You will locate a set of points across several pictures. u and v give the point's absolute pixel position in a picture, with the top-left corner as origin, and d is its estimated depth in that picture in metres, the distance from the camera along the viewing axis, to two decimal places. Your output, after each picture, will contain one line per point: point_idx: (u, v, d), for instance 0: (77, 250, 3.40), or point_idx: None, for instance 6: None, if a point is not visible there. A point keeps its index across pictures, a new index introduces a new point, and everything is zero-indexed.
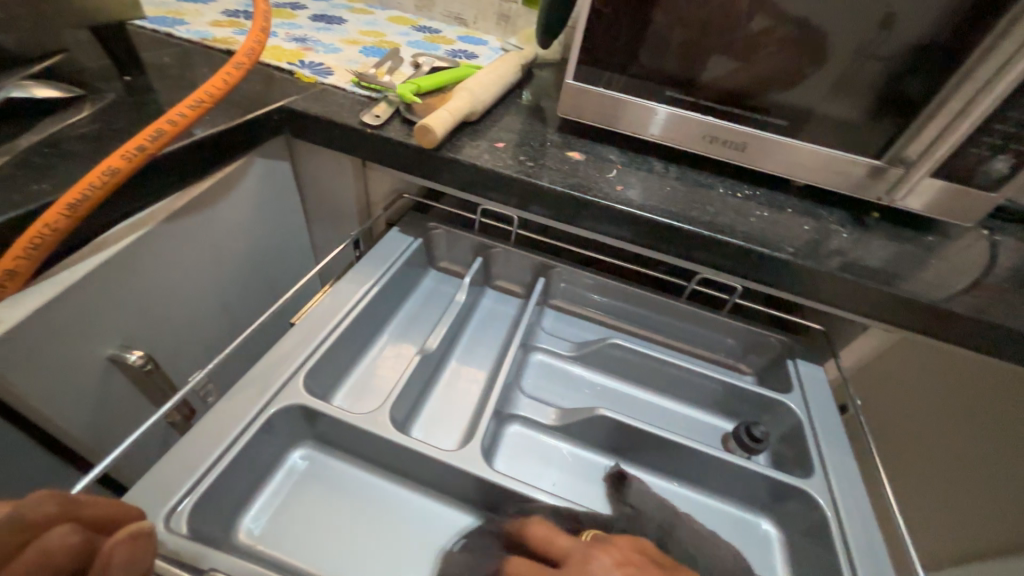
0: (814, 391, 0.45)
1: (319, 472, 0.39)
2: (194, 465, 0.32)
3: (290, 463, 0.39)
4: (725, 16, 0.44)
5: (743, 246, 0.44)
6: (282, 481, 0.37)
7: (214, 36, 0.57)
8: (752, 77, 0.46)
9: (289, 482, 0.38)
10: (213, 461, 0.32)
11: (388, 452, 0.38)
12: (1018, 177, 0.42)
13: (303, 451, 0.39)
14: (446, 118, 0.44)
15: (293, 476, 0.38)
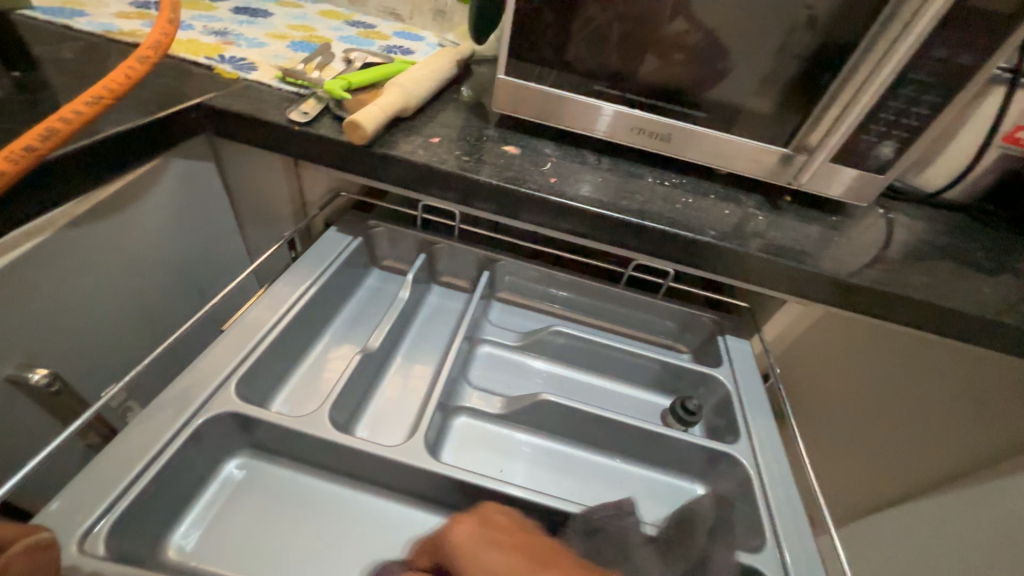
0: (740, 364, 0.49)
1: (257, 480, 0.38)
2: (111, 485, 0.30)
3: (225, 474, 0.37)
4: (651, 19, 0.46)
5: (669, 231, 0.47)
6: (216, 493, 0.36)
7: (121, 29, 0.53)
8: (663, 82, 0.49)
9: (224, 493, 0.36)
10: (134, 479, 0.30)
11: (330, 454, 0.37)
12: (901, 160, 0.47)
13: (239, 460, 0.38)
14: (377, 114, 0.43)
15: (229, 487, 0.37)
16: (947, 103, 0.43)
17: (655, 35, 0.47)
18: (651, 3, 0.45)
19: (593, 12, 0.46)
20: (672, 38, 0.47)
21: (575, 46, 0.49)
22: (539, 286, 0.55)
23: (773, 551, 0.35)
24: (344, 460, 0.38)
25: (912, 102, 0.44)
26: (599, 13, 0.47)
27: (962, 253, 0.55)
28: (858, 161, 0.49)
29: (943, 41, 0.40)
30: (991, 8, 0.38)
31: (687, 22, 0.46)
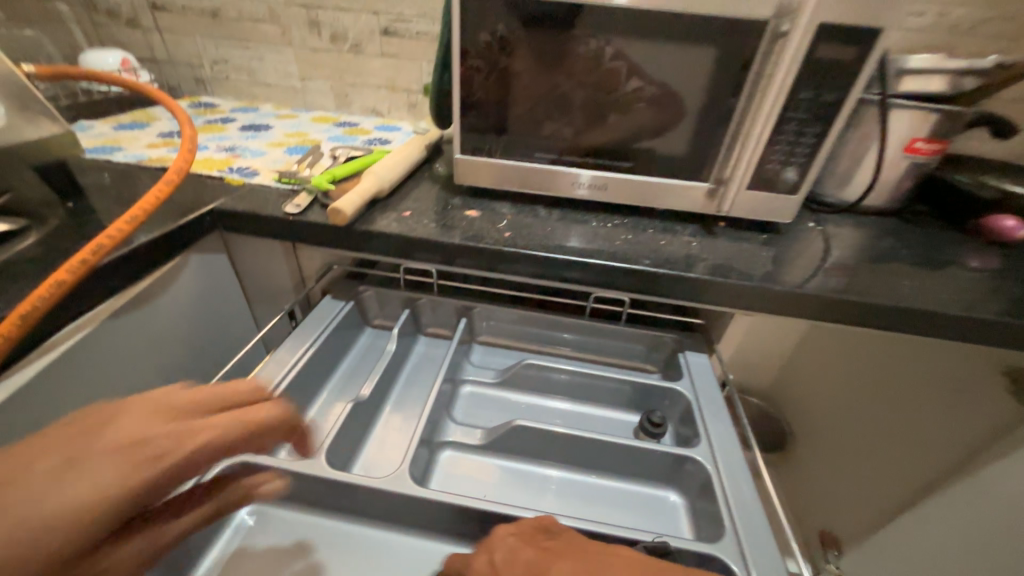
0: (700, 375, 0.54)
1: (266, 523, 0.43)
2: None
3: (238, 520, 0.43)
4: (615, 78, 0.55)
5: (611, 264, 0.54)
6: (230, 538, 0.41)
7: (150, 157, 0.65)
8: (606, 137, 0.58)
9: (240, 534, 0.42)
10: None
11: (327, 491, 0.43)
12: (805, 181, 0.55)
13: (251, 507, 0.43)
14: (356, 199, 0.53)
15: (241, 532, 0.42)
16: (827, 131, 0.52)
17: (616, 93, 0.56)
18: (613, 68, 0.54)
19: (557, 80, 0.56)
20: (629, 95, 0.56)
21: (542, 108, 0.58)
22: (514, 325, 0.62)
23: (731, 538, 0.38)
24: (343, 497, 0.43)
25: (800, 134, 0.52)
26: (567, 80, 0.56)
27: (888, 253, 0.61)
28: (770, 186, 0.57)
29: (807, 85, 0.49)
30: (836, 57, 0.48)
31: (640, 82, 0.54)
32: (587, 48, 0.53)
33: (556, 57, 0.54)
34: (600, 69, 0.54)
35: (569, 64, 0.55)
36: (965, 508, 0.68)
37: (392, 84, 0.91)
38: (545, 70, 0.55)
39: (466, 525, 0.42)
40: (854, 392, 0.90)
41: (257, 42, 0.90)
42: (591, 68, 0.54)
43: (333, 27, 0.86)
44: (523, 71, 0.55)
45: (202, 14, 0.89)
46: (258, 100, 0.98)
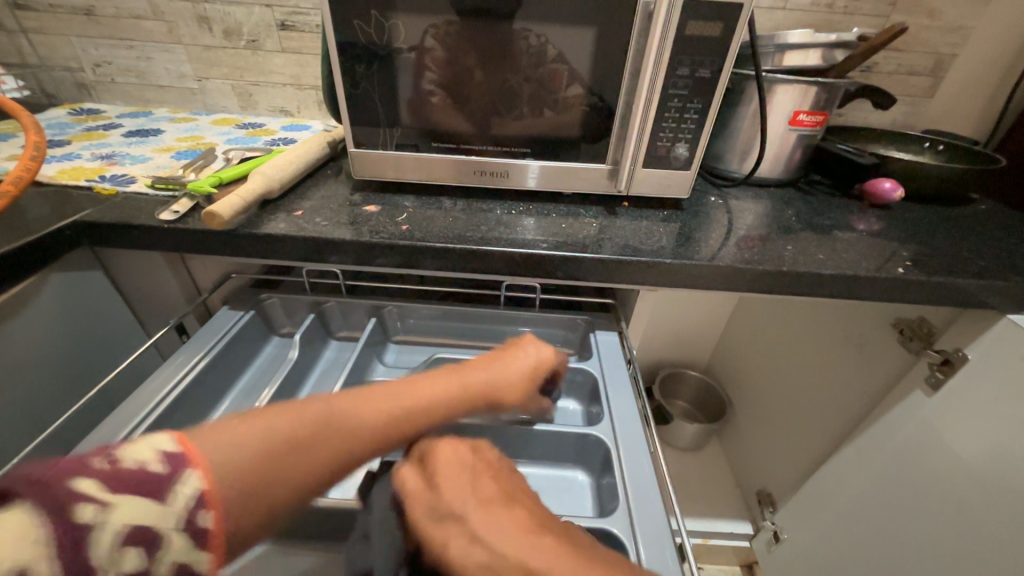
0: (607, 353, 0.55)
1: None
2: None
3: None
4: (559, 82, 0.55)
5: (510, 251, 0.53)
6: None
7: (8, 169, 0.59)
8: (530, 129, 0.58)
9: None
10: None
11: None
12: (696, 156, 0.57)
13: None
14: (236, 202, 0.49)
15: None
16: (708, 106, 0.54)
17: (556, 96, 0.56)
18: (556, 70, 0.54)
19: (505, 76, 0.55)
20: (569, 99, 0.56)
21: (489, 106, 0.57)
22: (428, 321, 0.62)
23: (624, 509, 0.40)
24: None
25: (683, 110, 0.54)
26: (509, 78, 0.55)
27: (781, 221, 0.65)
28: (664, 162, 0.58)
29: (684, 61, 0.51)
30: (704, 34, 0.49)
31: (581, 88, 0.55)
32: (530, 43, 0.52)
33: (500, 52, 0.53)
34: (544, 67, 0.54)
35: (514, 61, 0.54)
36: (863, 460, 0.71)
37: (298, 81, 0.87)
38: (491, 66, 0.54)
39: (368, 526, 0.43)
40: (774, 358, 0.96)
41: (142, 41, 0.84)
42: (534, 63, 0.54)
43: (224, 22, 0.81)
44: (470, 66, 0.54)
45: (75, 13, 0.82)
46: (152, 105, 0.91)
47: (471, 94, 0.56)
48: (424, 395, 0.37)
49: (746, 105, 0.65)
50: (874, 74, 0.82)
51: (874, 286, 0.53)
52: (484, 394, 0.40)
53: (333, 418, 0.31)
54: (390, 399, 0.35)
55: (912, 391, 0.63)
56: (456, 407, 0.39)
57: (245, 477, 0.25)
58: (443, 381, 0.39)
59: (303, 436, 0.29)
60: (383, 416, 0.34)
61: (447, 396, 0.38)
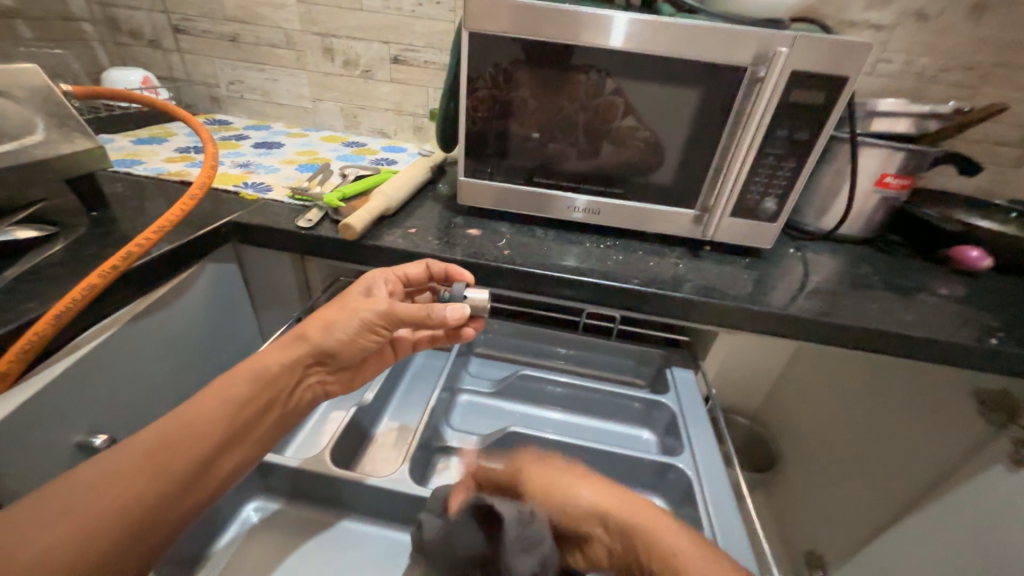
0: (684, 390, 0.58)
1: (275, 517, 0.49)
2: None
3: (244, 516, 0.49)
4: (602, 114, 0.59)
5: (602, 282, 0.57)
6: (236, 531, 0.47)
7: (168, 170, 0.69)
8: (597, 159, 0.63)
9: (243, 531, 0.48)
10: None
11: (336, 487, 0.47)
12: (783, 211, 0.60)
13: (255, 505, 0.50)
14: (364, 217, 0.56)
15: (246, 526, 0.48)
16: (801, 166, 0.57)
17: (609, 125, 0.60)
18: (607, 101, 0.58)
19: (561, 103, 0.60)
20: (622, 130, 0.60)
21: (545, 130, 0.62)
22: (512, 339, 0.67)
23: (709, 537, 0.43)
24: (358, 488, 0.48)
25: (776, 168, 0.57)
26: (564, 106, 0.60)
27: (861, 279, 0.65)
28: (751, 214, 0.61)
29: (783, 125, 0.54)
30: (807, 101, 0.53)
31: (634, 120, 0.59)
32: (588, 78, 0.57)
33: (558, 85, 0.58)
34: (599, 98, 0.58)
35: (572, 90, 0.58)
36: (935, 533, 0.68)
37: (399, 108, 0.96)
38: (544, 94, 0.59)
39: None
40: (834, 415, 0.93)
41: (272, 66, 0.95)
42: (589, 95, 0.58)
43: (345, 54, 0.91)
44: (524, 95, 0.59)
45: (221, 38, 0.94)
46: (270, 119, 1.02)
47: (525, 121, 0.61)
48: (283, 345, 0.45)
49: (831, 164, 0.68)
50: (960, 141, 0.83)
51: (963, 353, 0.54)
52: (326, 330, 0.46)
53: (180, 418, 0.37)
54: (249, 361, 0.44)
55: (992, 465, 0.61)
56: (299, 348, 0.45)
57: (99, 508, 0.31)
58: (289, 334, 0.46)
59: (189, 421, 0.37)
60: (230, 380, 0.41)
61: (292, 343, 0.45)
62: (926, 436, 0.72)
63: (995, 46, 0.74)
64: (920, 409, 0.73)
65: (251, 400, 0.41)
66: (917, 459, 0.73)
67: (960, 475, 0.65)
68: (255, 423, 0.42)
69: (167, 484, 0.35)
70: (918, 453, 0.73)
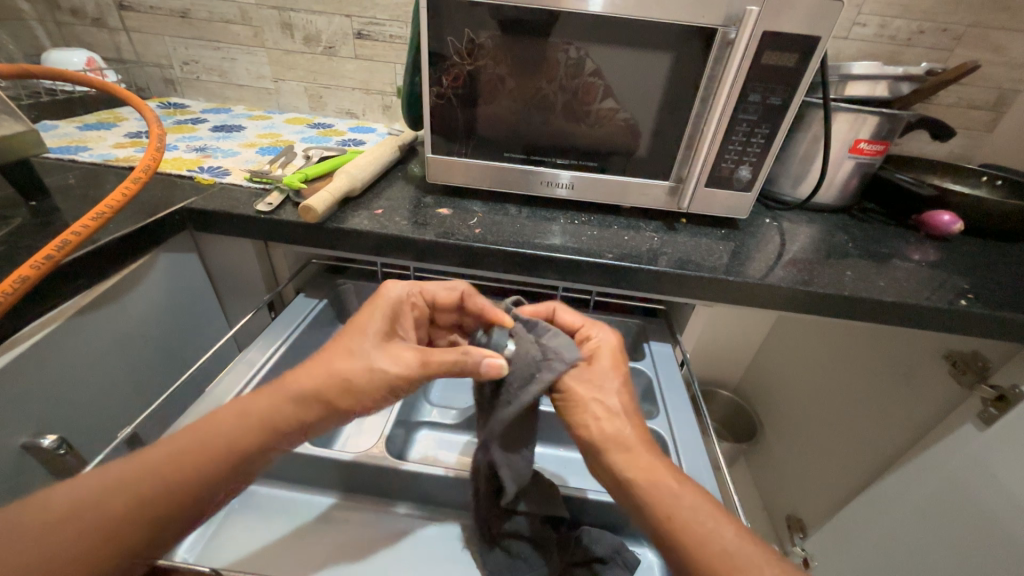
0: (660, 360, 0.59)
1: (260, 500, 0.46)
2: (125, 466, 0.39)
3: None
4: (577, 91, 0.57)
5: (575, 258, 0.56)
6: None
7: (117, 156, 0.65)
8: (573, 135, 0.61)
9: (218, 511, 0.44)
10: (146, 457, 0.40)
11: (312, 467, 0.46)
12: (758, 180, 0.59)
13: None
14: (326, 198, 0.53)
15: None
16: (776, 131, 0.55)
17: (587, 109, 0.59)
18: (585, 84, 0.57)
19: (538, 84, 0.58)
20: (600, 113, 0.59)
21: (519, 108, 0.60)
22: None
23: None
24: (333, 474, 0.47)
25: (751, 134, 0.56)
26: (542, 87, 0.58)
27: (836, 247, 0.65)
28: (727, 183, 0.60)
29: (756, 89, 0.53)
30: (779, 64, 0.51)
31: (613, 104, 0.58)
32: (566, 56, 0.55)
33: (535, 63, 0.56)
34: (578, 78, 0.56)
35: (549, 71, 0.56)
36: (905, 491, 0.70)
37: (366, 87, 0.92)
38: (518, 70, 0.57)
39: (441, 493, 0.47)
40: (813, 385, 0.95)
41: (229, 44, 0.90)
42: (566, 74, 0.56)
43: (306, 30, 0.87)
44: (498, 72, 0.57)
45: (171, 15, 0.88)
46: (230, 102, 0.98)
47: (500, 101, 0.59)
48: (297, 391, 0.37)
49: (807, 131, 0.67)
50: (934, 106, 0.82)
51: (933, 315, 0.54)
52: (351, 390, 0.37)
53: (169, 462, 0.32)
54: (256, 405, 0.36)
55: (961, 424, 0.62)
56: (317, 406, 0.37)
57: (59, 547, 0.28)
58: (305, 378, 0.37)
59: (177, 471, 0.32)
60: (234, 425, 0.35)
61: (302, 395, 0.36)
62: (900, 398, 0.73)
63: (968, 8, 0.73)
64: (895, 373, 0.75)
65: (267, 425, 0.35)
66: (893, 422, 0.74)
67: (931, 435, 0.67)
68: (271, 449, 0.36)
69: (157, 505, 0.31)
70: (893, 415, 0.74)
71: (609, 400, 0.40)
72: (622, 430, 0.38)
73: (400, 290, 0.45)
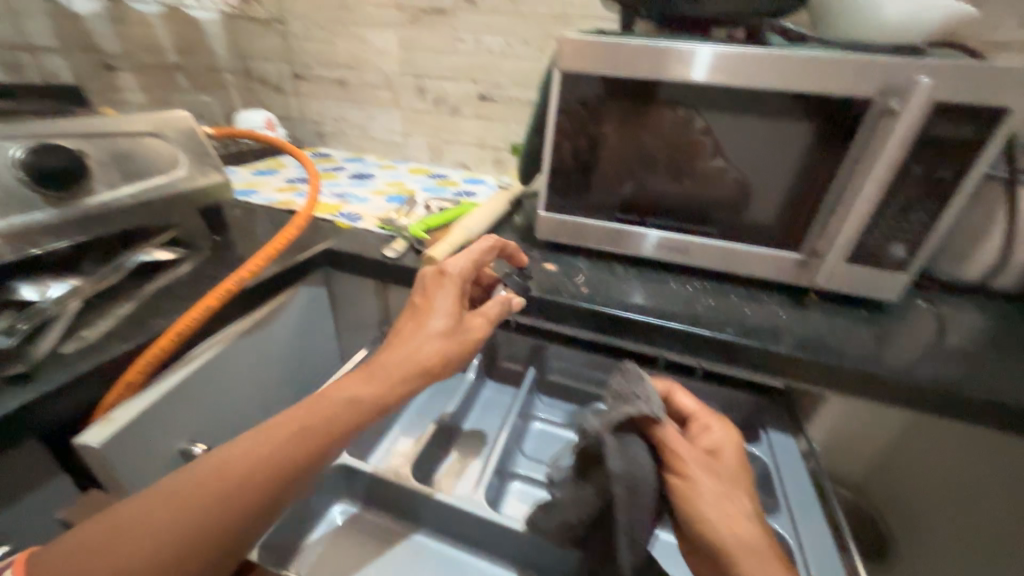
0: (782, 453, 0.52)
1: None
2: None
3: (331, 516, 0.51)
4: (697, 157, 0.56)
5: (687, 331, 0.52)
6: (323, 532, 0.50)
7: (277, 200, 0.76)
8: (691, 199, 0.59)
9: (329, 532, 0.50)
10: None
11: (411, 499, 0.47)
12: (916, 260, 0.51)
13: (342, 506, 0.51)
14: (445, 249, 0.58)
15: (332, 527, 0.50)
16: (942, 208, 0.48)
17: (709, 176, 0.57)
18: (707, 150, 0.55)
19: (652, 150, 0.58)
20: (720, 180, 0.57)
21: (635, 171, 0.60)
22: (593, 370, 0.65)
23: None
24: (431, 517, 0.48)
25: (907, 210, 0.49)
26: (657, 155, 0.58)
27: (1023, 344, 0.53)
28: (873, 261, 0.53)
29: (917, 163, 0.47)
30: (949, 134, 0.45)
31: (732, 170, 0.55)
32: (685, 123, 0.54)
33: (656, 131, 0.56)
34: (695, 145, 0.56)
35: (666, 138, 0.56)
36: None
37: (482, 142, 0.99)
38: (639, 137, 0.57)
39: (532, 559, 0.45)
40: None
41: (372, 105, 1.05)
42: (688, 142, 0.56)
43: (436, 93, 0.97)
44: (615, 138, 0.58)
45: (331, 82, 1.05)
46: (365, 153, 1.12)
47: (617, 166, 0.60)
48: (397, 370, 0.39)
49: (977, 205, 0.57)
50: None
51: None
52: (443, 363, 0.41)
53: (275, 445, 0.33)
54: (362, 392, 0.38)
55: None
56: (411, 385, 0.40)
57: (177, 533, 0.29)
58: (401, 361, 0.40)
59: (293, 452, 0.33)
60: (341, 408, 0.36)
61: (403, 375, 0.39)
62: None
63: None
64: None
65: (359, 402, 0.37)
66: None
67: None
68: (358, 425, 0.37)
69: (261, 487, 0.32)
70: None
71: (741, 498, 0.35)
72: (757, 539, 0.33)
73: (463, 265, 0.46)
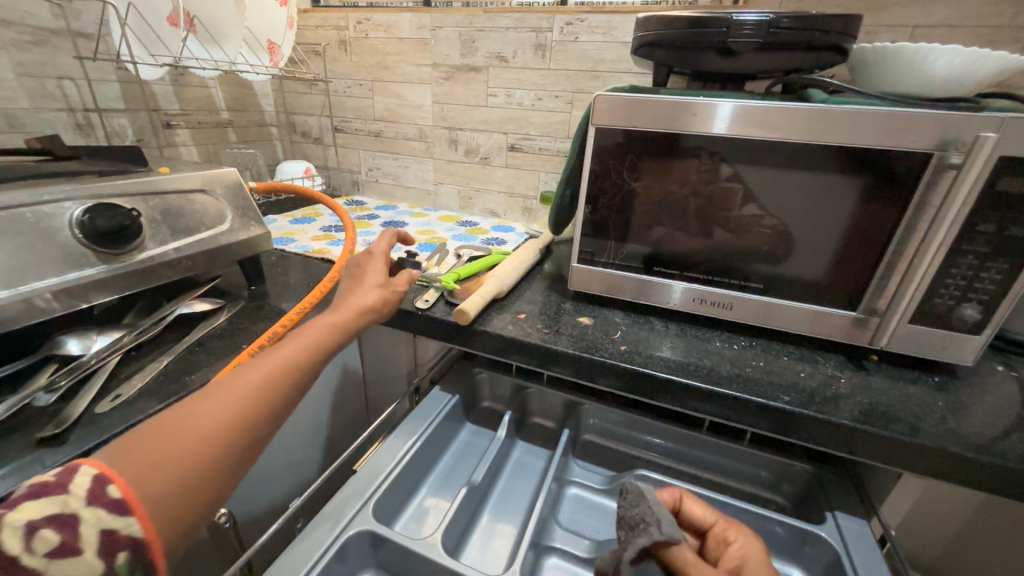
0: (858, 543, 0.44)
1: None
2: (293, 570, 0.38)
3: None
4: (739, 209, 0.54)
5: (739, 396, 0.48)
6: None
7: (312, 248, 0.78)
8: (733, 252, 0.56)
9: None
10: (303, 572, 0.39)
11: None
12: (992, 323, 0.47)
13: None
14: (478, 301, 0.56)
15: None
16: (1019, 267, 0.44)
17: (752, 229, 0.55)
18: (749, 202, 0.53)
19: (690, 203, 0.56)
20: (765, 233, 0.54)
21: (673, 224, 0.58)
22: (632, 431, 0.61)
23: None
24: None
25: (979, 268, 0.45)
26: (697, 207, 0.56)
27: None
28: (941, 322, 0.49)
29: (988, 219, 0.44)
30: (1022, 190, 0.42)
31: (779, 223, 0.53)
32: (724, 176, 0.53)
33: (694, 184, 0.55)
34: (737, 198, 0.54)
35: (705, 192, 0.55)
36: None
37: (511, 191, 1.01)
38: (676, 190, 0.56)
39: None
40: None
41: (406, 155, 1.09)
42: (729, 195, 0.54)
43: (468, 144, 1.00)
44: (651, 191, 0.57)
45: (368, 134, 1.11)
46: (397, 200, 1.15)
47: (653, 218, 0.58)
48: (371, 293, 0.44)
49: None
50: None
51: None
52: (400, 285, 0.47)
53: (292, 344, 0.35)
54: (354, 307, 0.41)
55: None
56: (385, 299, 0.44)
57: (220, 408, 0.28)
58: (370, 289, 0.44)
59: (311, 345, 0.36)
60: (339, 314, 0.40)
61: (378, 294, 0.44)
62: None
63: None
64: None
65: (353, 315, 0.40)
66: None
67: None
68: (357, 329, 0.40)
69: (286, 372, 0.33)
70: None
71: None
72: None
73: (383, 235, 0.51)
